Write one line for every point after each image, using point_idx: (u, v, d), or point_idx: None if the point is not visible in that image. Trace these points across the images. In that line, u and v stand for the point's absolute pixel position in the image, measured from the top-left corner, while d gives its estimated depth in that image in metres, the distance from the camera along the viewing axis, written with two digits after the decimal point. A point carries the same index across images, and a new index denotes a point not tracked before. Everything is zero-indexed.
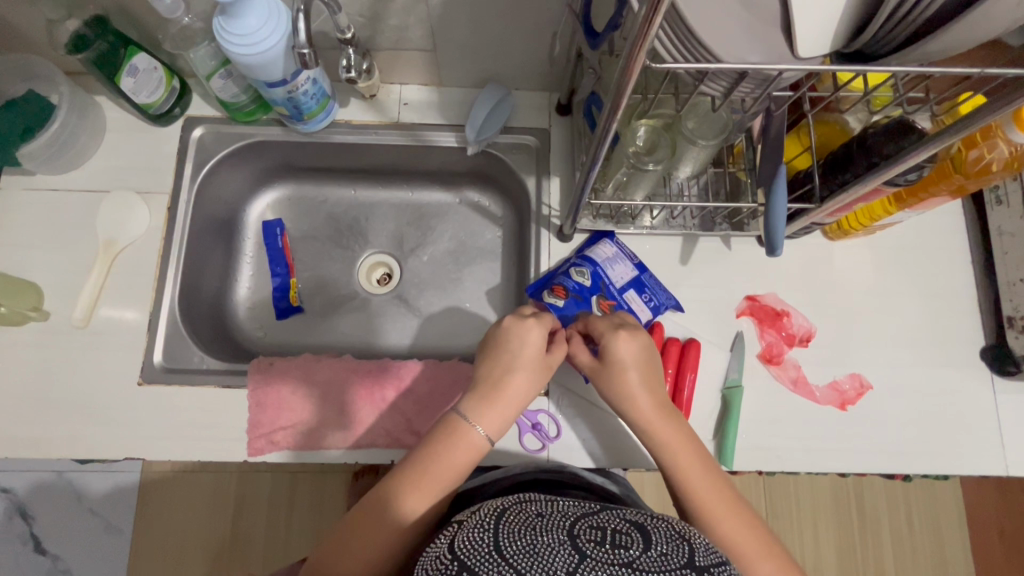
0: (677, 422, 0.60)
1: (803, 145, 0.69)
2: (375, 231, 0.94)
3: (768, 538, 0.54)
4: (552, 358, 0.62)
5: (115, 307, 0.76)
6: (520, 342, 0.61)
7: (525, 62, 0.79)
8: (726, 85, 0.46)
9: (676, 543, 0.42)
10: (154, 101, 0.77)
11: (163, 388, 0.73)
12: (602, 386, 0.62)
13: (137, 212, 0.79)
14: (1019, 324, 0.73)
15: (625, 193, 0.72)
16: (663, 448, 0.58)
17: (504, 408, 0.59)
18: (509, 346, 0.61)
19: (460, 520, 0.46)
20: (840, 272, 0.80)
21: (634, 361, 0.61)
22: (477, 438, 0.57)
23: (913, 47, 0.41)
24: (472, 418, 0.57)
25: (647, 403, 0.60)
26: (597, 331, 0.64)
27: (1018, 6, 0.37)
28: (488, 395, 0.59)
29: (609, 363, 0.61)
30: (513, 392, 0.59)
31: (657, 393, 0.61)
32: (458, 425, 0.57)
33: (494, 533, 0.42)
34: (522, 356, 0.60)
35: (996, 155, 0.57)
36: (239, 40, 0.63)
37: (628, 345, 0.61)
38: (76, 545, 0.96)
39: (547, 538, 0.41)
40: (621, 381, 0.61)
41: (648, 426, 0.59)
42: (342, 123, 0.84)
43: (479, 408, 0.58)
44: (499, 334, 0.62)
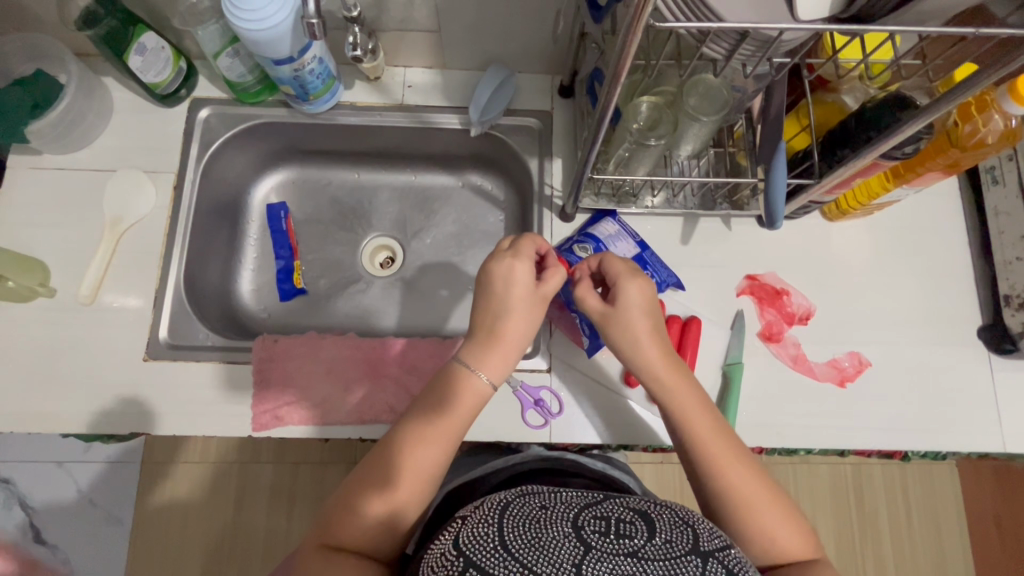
0: (684, 371, 0.60)
1: (802, 125, 0.69)
2: (378, 214, 0.94)
3: (774, 489, 0.55)
4: (545, 287, 0.61)
5: (121, 284, 0.77)
6: (509, 276, 0.60)
7: (528, 43, 0.81)
8: (729, 46, 0.48)
9: (680, 529, 0.42)
10: (161, 81, 0.78)
11: (168, 364, 0.74)
12: (609, 332, 0.61)
13: (144, 192, 0.80)
14: (1015, 302, 0.74)
15: (627, 170, 0.74)
16: (669, 396, 0.59)
17: (504, 354, 0.60)
18: (501, 289, 0.60)
19: (463, 516, 0.45)
20: (838, 253, 0.81)
21: (643, 304, 0.60)
22: (479, 385, 0.59)
23: (910, 6, 0.43)
24: (472, 367, 0.59)
25: (657, 359, 0.60)
26: (612, 273, 0.62)
27: None
28: (487, 343, 0.60)
29: (621, 308, 0.60)
30: (510, 337, 0.60)
31: (665, 342, 0.60)
32: (458, 377, 0.59)
33: (499, 527, 0.42)
34: (512, 297, 0.60)
35: (991, 127, 0.59)
36: (247, 15, 0.64)
37: (637, 291, 0.61)
38: (89, 537, 1.07)
39: (552, 532, 0.41)
40: (630, 329, 0.60)
41: (652, 376, 0.59)
42: (347, 105, 0.85)
43: (480, 357, 0.59)
44: (483, 280, 0.61)
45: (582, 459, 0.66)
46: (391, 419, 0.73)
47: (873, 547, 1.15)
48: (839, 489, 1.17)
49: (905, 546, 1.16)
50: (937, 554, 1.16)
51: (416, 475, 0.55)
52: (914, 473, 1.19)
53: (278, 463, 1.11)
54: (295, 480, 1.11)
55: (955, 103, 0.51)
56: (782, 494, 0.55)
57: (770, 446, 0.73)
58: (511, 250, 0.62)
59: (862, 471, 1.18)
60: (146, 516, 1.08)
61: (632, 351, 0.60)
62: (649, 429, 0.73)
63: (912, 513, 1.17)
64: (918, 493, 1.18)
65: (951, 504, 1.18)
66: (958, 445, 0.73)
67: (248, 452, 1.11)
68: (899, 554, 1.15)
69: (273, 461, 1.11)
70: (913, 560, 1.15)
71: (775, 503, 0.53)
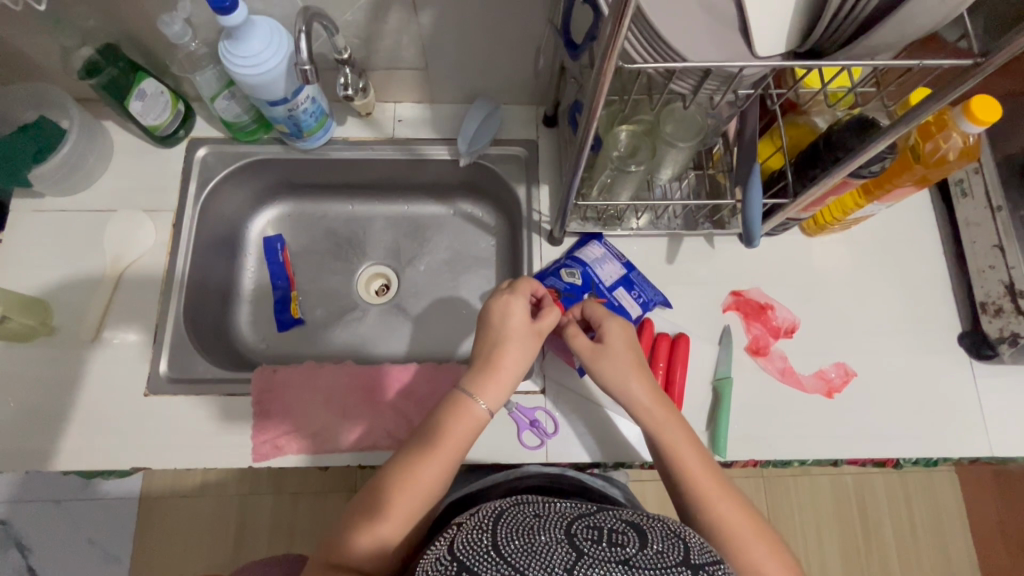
0: (670, 406, 0.63)
1: (776, 146, 0.73)
2: (372, 243, 0.97)
3: (757, 521, 0.56)
4: (542, 322, 0.64)
5: (121, 323, 0.79)
6: (506, 312, 0.63)
7: (512, 76, 0.84)
8: (694, 83, 0.51)
9: (671, 541, 0.43)
10: (160, 124, 0.81)
11: (169, 398, 0.75)
12: (600, 369, 0.64)
13: (144, 229, 0.82)
14: (992, 309, 0.76)
15: (610, 195, 0.77)
16: (657, 430, 0.61)
17: (502, 380, 0.62)
18: (498, 322, 0.63)
19: (459, 523, 0.47)
20: (818, 266, 0.83)
21: (631, 342, 0.65)
22: (477, 411, 0.61)
23: (860, 40, 0.46)
24: (471, 393, 0.61)
25: (646, 394, 0.62)
26: (598, 313, 0.67)
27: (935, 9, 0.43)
28: (486, 370, 0.62)
29: (611, 344, 0.64)
30: (507, 364, 0.62)
31: (650, 378, 0.64)
32: (458, 402, 0.61)
33: (493, 533, 0.43)
34: (510, 330, 0.63)
35: (950, 145, 0.62)
36: (243, 61, 0.67)
37: (627, 329, 0.65)
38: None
39: (545, 537, 0.42)
40: (620, 363, 0.63)
41: (641, 411, 0.62)
42: (340, 140, 0.88)
43: (479, 384, 0.61)
44: (481, 314, 0.65)
45: (581, 475, 0.67)
46: (389, 444, 0.74)
47: (879, 560, 1.15)
48: (839, 501, 1.18)
49: (911, 557, 1.16)
50: (942, 563, 1.16)
51: (418, 493, 0.56)
52: (913, 480, 1.21)
53: (278, 494, 1.12)
54: (295, 512, 1.11)
55: (911, 126, 0.53)
56: (768, 530, 0.56)
57: (763, 458, 0.74)
58: (509, 289, 0.65)
59: (863, 482, 1.19)
60: (143, 549, 1.07)
61: (621, 386, 0.63)
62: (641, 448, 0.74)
63: (915, 522, 1.18)
64: (920, 501, 1.19)
65: (953, 511, 1.19)
66: (947, 450, 0.75)
67: (247, 485, 1.11)
68: (905, 565, 1.15)
69: (274, 492, 1.12)
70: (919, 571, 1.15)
71: (761, 536, 0.55)
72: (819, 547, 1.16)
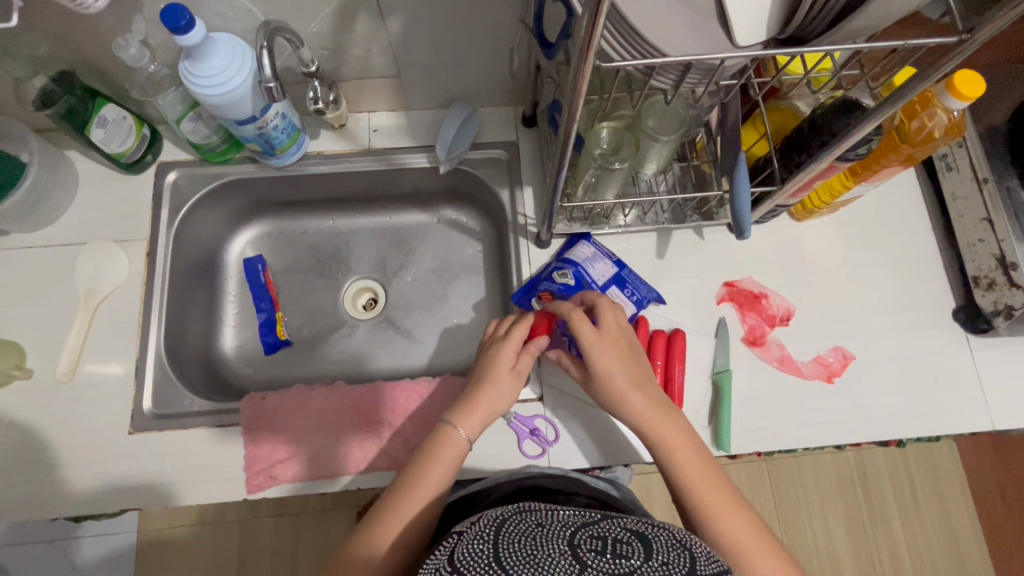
0: (672, 417, 0.62)
1: (760, 132, 0.72)
2: (357, 257, 0.95)
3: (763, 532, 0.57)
4: (521, 365, 0.67)
5: (99, 361, 0.76)
6: (493, 352, 0.68)
7: (488, 78, 0.82)
8: (675, 78, 0.49)
9: (678, 552, 0.41)
10: (126, 150, 0.78)
11: (154, 435, 0.72)
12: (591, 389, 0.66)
13: (117, 261, 0.79)
14: (984, 282, 0.76)
15: (596, 194, 0.75)
16: (661, 445, 0.61)
17: (484, 409, 0.65)
18: (487, 359, 0.68)
19: (458, 531, 0.45)
20: (809, 250, 0.83)
21: (616, 367, 0.63)
22: (458, 438, 0.63)
23: (840, 27, 0.45)
24: (452, 421, 0.64)
25: (645, 408, 0.62)
26: (581, 342, 0.63)
27: None
28: (469, 401, 0.65)
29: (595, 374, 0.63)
30: (493, 395, 0.66)
31: (649, 393, 0.63)
32: (440, 428, 0.64)
33: (494, 544, 0.41)
34: (495, 368, 0.66)
35: (936, 122, 0.61)
36: (205, 81, 0.65)
37: (613, 356, 0.63)
38: None
39: (547, 549, 0.40)
40: (609, 390, 0.63)
41: (643, 425, 0.62)
42: (315, 155, 0.85)
43: (460, 413, 0.64)
44: (480, 356, 0.71)
45: (583, 475, 0.67)
46: (390, 465, 0.72)
47: (884, 533, 1.16)
48: (841, 476, 1.19)
49: (916, 526, 1.16)
50: (947, 532, 1.16)
51: (420, 517, 0.59)
52: (914, 451, 1.21)
53: (278, 517, 1.10)
54: (297, 533, 1.09)
55: (896, 108, 0.52)
56: (777, 546, 0.57)
57: (766, 449, 0.73)
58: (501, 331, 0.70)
59: (863, 454, 1.19)
60: None
61: (622, 406, 0.63)
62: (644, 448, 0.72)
63: (917, 491, 1.18)
64: (921, 469, 1.20)
65: (955, 478, 1.19)
66: (951, 427, 0.74)
67: (246, 509, 1.10)
68: (912, 535, 1.15)
69: (274, 515, 1.10)
70: (925, 541, 1.15)
71: (768, 551, 0.56)
72: (824, 522, 1.16)
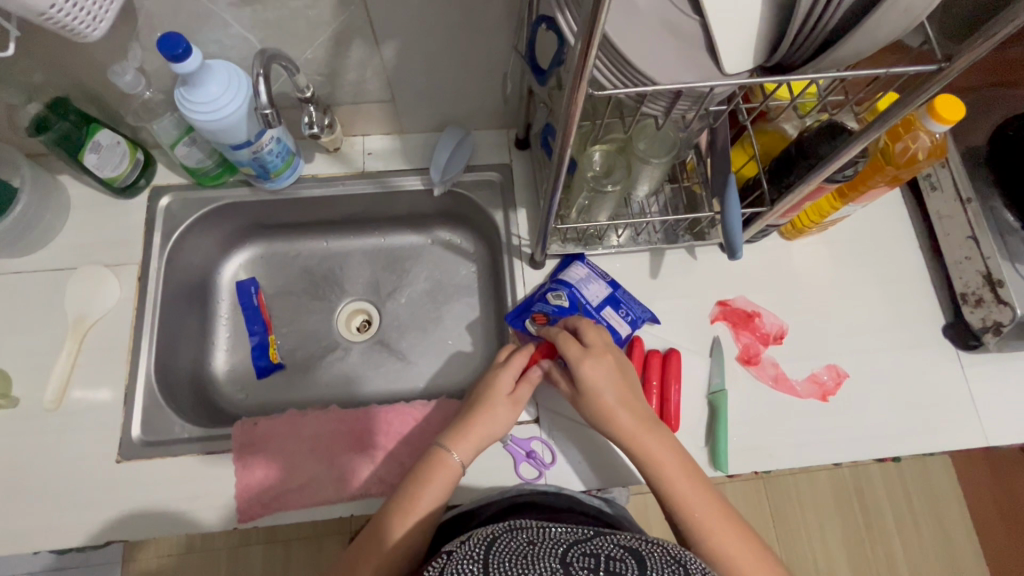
0: (659, 432, 0.62)
1: (748, 154, 0.73)
2: (350, 279, 0.94)
3: (758, 546, 0.57)
4: (520, 392, 0.67)
5: (87, 388, 0.74)
6: (493, 378, 0.68)
7: (482, 103, 0.83)
8: (665, 104, 0.51)
9: (671, 568, 0.41)
10: (119, 175, 0.78)
11: (142, 463, 0.71)
12: (582, 408, 0.64)
13: (108, 286, 0.78)
14: (972, 299, 0.77)
15: (589, 216, 0.76)
16: (648, 462, 0.60)
17: (479, 434, 0.64)
18: (485, 384, 0.68)
19: (448, 551, 0.43)
20: (799, 268, 0.84)
21: (603, 384, 0.62)
22: (451, 462, 0.62)
23: (824, 55, 0.46)
24: (445, 444, 0.63)
25: (631, 424, 0.61)
26: (567, 357, 0.64)
27: (897, 20, 0.43)
28: (463, 424, 0.65)
29: (585, 392, 0.63)
30: (489, 421, 0.65)
31: (637, 408, 0.62)
32: (433, 451, 0.63)
33: (485, 563, 0.40)
34: (492, 393, 0.66)
35: (919, 145, 0.63)
36: (200, 107, 0.65)
37: (600, 372, 0.63)
38: None
39: (539, 566, 0.39)
40: (598, 406, 0.62)
41: (630, 442, 0.61)
42: (309, 178, 0.86)
43: (454, 436, 0.64)
44: (478, 381, 0.70)
45: (578, 493, 0.66)
46: (381, 491, 0.70)
47: (884, 553, 1.14)
48: (840, 494, 1.18)
49: (914, 543, 1.15)
50: (945, 548, 1.16)
51: (409, 542, 0.58)
52: (910, 467, 1.20)
53: (269, 543, 1.07)
54: (288, 561, 1.07)
55: (882, 131, 0.53)
56: (774, 563, 0.56)
57: (763, 469, 0.73)
58: (503, 359, 0.70)
59: (859, 470, 1.19)
60: None
61: (609, 423, 0.62)
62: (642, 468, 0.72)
63: (915, 507, 1.18)
64: (917, 485, 1.19)
65: (951, 493, 1.20)
66: (945, 443, 0.75)
67: (236, 537, 1.07)
68: (910, 554, 1.14)
69: (264, 542, 1.08)
70: (924, 558, 1.14)
71: (765, 567, 0.55)
72: (823, 540, 1.15)
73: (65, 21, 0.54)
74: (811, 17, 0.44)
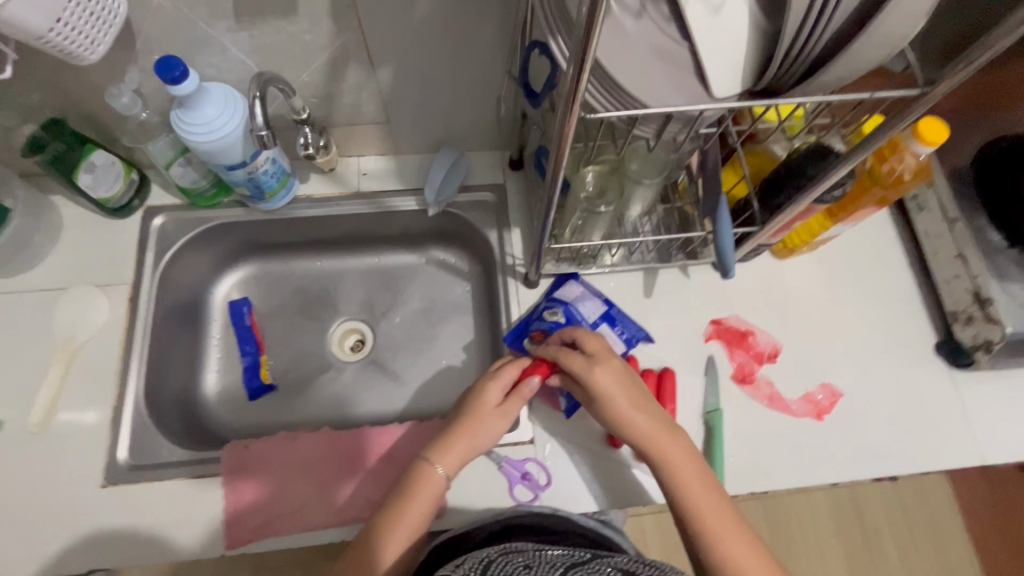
0: (676, 435, 0.61)
1: (739, 174, 0.73)
2: (344, 299, 0.94)
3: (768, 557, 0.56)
4: (509, 404, 0.65)
5: (73, 411, 0.73)
6: (481, 390, 0.66)
7: (477, 125, 0.85)
8: (657, 127, 0.52)
9: None
10: (113, 195, 0.78)
11: (128, 488, 0.69)
12: (595, 413, 0.64)
13: (98, 307, 0.78)
14: (962, 317, 0.78)
15: (583, 235, 0.77)
16: (663, 464, 0.60)
17: (464, 448, 0.63)
18: (472, 396, 0.66)
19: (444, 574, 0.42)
20: (792, 287, 0.84)
21: (615, 391, 0.62)
22: (435, 477, 0.61)
23: (812, 80, 0.47)
24: (429, 459, 0.62)
25: (648, 427, 0.61)
26: (572, 369, 0.63)
27: (879, 48, 0.44)
28: (448, 438, 0.63)
29: (598, 397, 0.62)
30: (476, 436, 0.64)
31: (654, 412, 0.62)
32: (417, 466, 0.62)
33: None
34: (480, 405, 0.65)
35: (905, 166, 0.64)
36: (196, 129, 0.66)
37: (612, 378, 0.62)
38: None
39: None
40: (613, 410, 0.62)
41: (646, 445, 0.61)
42: (304, 199, 0.86)
43: (438, 450, 0.63)
44: (467, 392, 0.69)
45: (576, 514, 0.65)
46: (371, 514, 0.69)
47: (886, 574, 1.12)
48: (839, 514, 1.16)
49: (915, 564, 1.14)
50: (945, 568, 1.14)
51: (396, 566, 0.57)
52: (907, 485, 1.20)
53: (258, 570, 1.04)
54: None
55: (868, 153, 0.54)
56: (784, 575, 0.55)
57: (761, 489, 0.72)
58: (495, 369, 0.69)
59: (858, 489, 1.17)
60: None
61: (625, 426, 0.62)
62: (639, 488, 0.71)
63: (914, 527, 1.17)
64: (915, 504, 1.19)
65: (948, 512, 1.19)
66: (941, 461, 0.75)
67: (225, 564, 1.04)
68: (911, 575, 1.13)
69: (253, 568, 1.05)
70: None
71: None
72: (824, 562, 1.13)
73: (62, 44, 0.55)
74: (798, 43, 0.45)
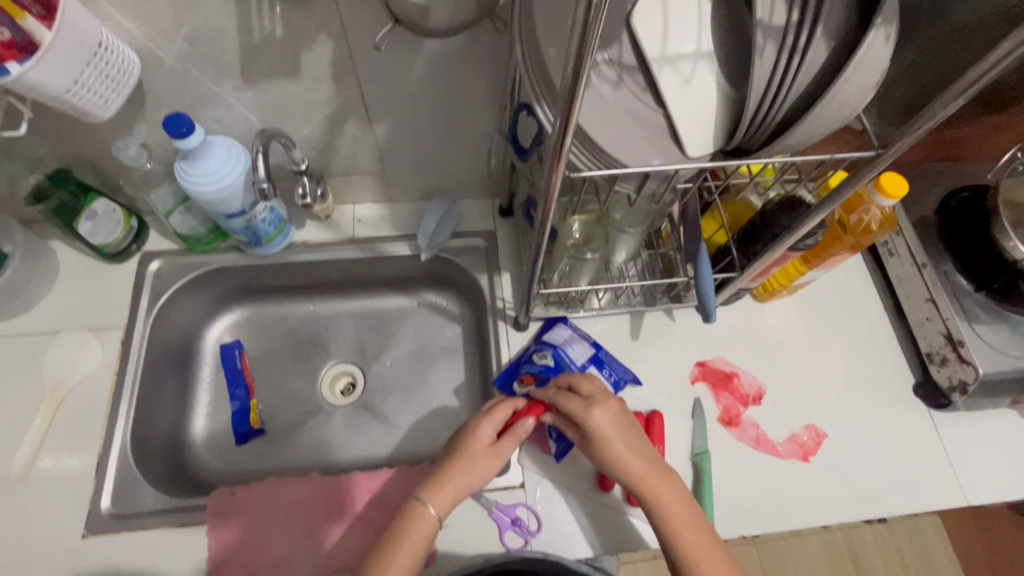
0: (670, 480, 0.62)
1: (718, 223, 0.78)
2: (336, 342, 0.95)
3: None
4: (502, 445, 0.65)
5: (58, 457, 0.72)
6: (474, 429, 0.65)
7: (468, 175, 0.88)
8: (636, 184, 0.55)
9: None
10: (112, 240, 0.80)
11: (109, 538, 0.67)
12: (591, 455, 0.64)
13: (90, 351, 0.78)
14: (937, 358, 0.80)
15: (571, 280, 0.79)
16: (659, 510, 0.60)
17: (456, 488, 0.62)
18: (464, 435, 0.66)
19: None
20: (773, 329, 0.87)
21: (611, 433, 0.62)
22: (427, 517, 0.61)
23: (777, 142, 0.51)
24: (421, 497, 0.62)
25: (644, 472, 0.61)
26: (569, 412, 0.63)
27: (835, 114, 0.48)
28: (440, 477, 0.63)
29: (594, 441, 0.62)
30: (468, 476, 0.63)
31: (649, 456, 0.62)
32: (409, 506, 0.62)
33: None
34: (474, 443, 0.64)
35: (872, 216, 0.68)
36: (198, 179, 0.68)
37: (608, 421, 0.62)
38: None
39: None
40: (608, 454, 0.62)
41: (641, 490, 0.61)
42: (299, 244, 0.88)
43: (430, 489, 0.62)
44: (459, 431, 0.68)
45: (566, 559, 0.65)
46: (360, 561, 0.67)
47: None
48: (835, 558, 1.15)
49: None
50: None
51: None
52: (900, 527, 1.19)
53: None
54: None
55: (837, 205, 0.58)
56: None
57: (751, 532, 0.72)
58: (487, 408, 0.68)
59: (851, 531, 1.17)
60: None
61: (620, 471, 0.62)
62: (629, 534, 0.71)
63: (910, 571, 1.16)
64: (910, 547, 1.18)
65: (944, 555, 1.18)
66: (927, 502, 0.75)
67: None
68: None
69: None
70: None
71: None
72: None
73: (75, 103, 0.58)
74: (762, 109, 0.49)
